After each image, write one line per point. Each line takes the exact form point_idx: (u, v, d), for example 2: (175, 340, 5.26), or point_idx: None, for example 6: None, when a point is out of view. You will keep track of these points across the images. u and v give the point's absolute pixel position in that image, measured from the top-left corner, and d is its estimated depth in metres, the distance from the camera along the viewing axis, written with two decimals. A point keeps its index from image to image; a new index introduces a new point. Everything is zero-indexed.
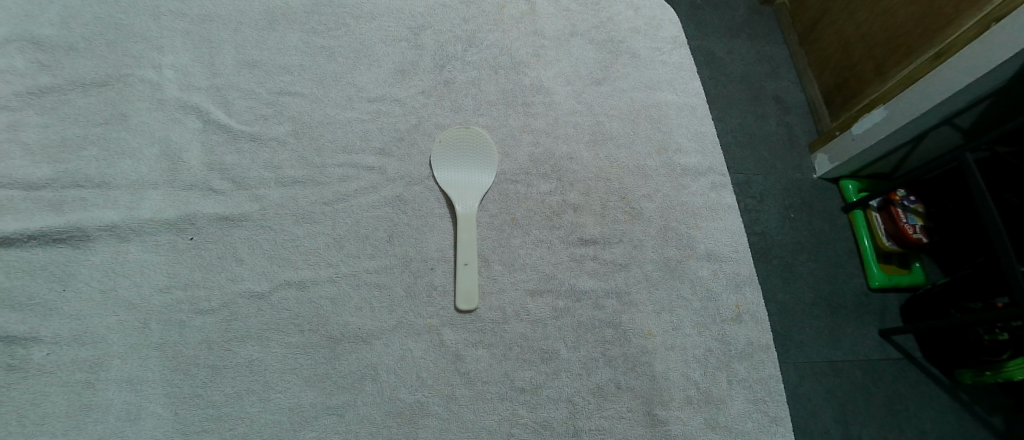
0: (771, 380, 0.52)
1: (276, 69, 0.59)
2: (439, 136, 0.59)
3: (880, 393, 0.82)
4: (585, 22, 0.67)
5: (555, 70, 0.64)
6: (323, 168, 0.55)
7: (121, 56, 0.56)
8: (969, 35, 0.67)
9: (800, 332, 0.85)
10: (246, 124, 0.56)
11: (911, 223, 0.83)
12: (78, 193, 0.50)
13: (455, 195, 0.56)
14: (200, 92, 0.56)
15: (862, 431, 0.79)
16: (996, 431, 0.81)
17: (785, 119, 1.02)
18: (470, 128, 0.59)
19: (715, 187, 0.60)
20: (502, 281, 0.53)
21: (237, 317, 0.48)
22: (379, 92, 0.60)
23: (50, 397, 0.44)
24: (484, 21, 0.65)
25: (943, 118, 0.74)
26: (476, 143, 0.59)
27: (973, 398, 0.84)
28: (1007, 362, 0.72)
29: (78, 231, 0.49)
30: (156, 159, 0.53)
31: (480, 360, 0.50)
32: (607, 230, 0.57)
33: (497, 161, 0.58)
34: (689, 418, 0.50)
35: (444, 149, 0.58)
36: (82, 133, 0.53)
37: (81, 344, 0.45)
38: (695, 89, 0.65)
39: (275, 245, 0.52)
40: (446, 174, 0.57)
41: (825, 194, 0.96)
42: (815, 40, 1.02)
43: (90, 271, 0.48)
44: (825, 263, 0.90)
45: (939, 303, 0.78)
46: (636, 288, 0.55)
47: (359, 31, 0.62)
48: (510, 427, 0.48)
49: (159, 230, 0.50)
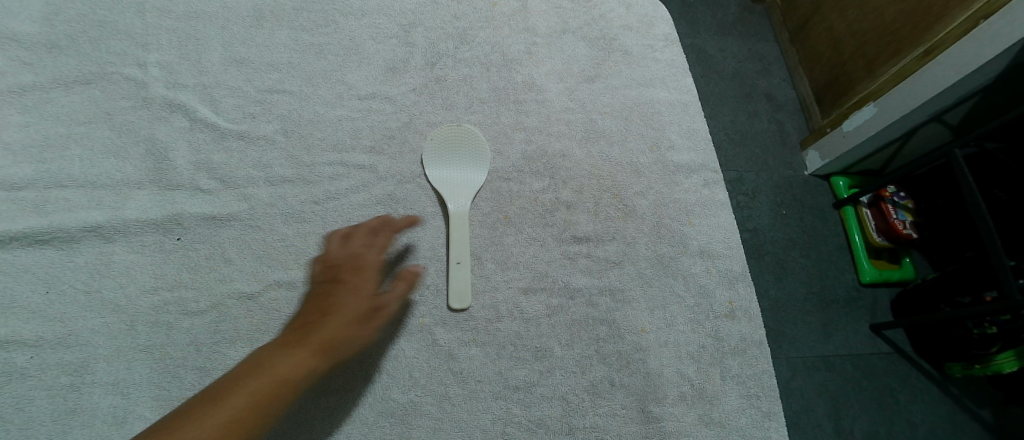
0: (764, 375, 0.53)
1: (264, 67, 0.58)
2: (431, 134, 0.58)
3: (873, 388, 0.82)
4: (577, 19, 0.66)
5: (547, 67, 0.63)
6: (313, 166, 0.55)
7: (106, 53, 0.55)
8: (959, 33, 0.67)
9: (792, 327, 0.85)
10: (234, 123, 0.55)
11: (900, 219, 0.83)
12: (62, 193, 0.49)
13: (447, 194, 0.56)
14: (187, 90, 0.56)
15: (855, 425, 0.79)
16: (987, 425, 0.82)
17: (777, 116, 1.02)
18: (462, 125, 0.59)
19: (708, 184, 0.60)
20: (495, 280, 0.53)
21: (226, 318, 0.48)
22: (369, 90, 0.59)
23: (34, 401, 0.43)
24: (476, 18, 0.64)
25: (933, 114, 0.74)
26: (468, 142, 0.58)
27: (963, 392, 0.84)
28: (996, 355, 0.72)
29: (61, 232, 0.48)
30: (141, 159, 0.52)
31: (473, 359, 0.50)
32: (600, 227, 0.57)
33: (489, 160, 0.58)
34: (684, 414, 0.50)
35: (434, 148, 0.58)
36: (65, 132, 0.52)
37: (66, 348, 0.45)
38: (687, 86, 0.65)
39: (265, 245, 0.51)
40: (438, 174, 0.57)
41: (817, 191, 0.96)
42: (805, 38, 1.02)
43: (74, 272, 0.47)
44: (817, 259, 0.91)
45: (929, 298, 0.79)
46: (629, 285, 0.54)
47: (348, 28, 0.61)
48: (504, 426, 0.47)
49: (146, 231, 0.50)
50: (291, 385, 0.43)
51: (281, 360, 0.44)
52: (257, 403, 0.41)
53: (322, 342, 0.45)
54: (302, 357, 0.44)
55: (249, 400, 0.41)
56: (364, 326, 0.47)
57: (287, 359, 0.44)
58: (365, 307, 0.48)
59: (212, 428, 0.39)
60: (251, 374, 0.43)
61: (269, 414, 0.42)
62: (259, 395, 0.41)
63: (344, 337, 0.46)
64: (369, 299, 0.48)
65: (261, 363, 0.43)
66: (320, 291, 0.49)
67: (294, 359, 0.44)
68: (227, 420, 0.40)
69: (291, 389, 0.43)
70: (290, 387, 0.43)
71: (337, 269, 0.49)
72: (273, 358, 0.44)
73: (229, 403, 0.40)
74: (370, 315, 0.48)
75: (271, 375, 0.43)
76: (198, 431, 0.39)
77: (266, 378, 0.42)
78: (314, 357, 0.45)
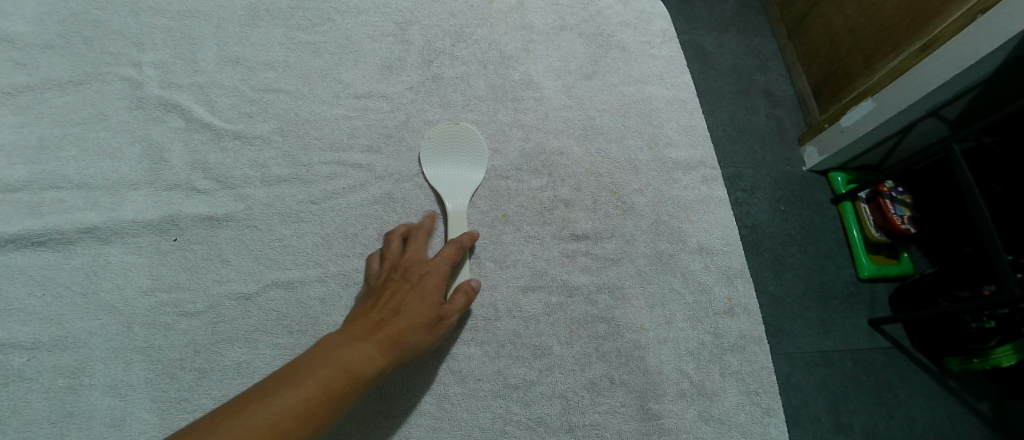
0: (762, 371, 0.53)
1: (260, 66, 0.58)
2: (427, 133, 0.58)
3: (875, 382, 0.82)
4: (574, 16, 0.66)
5: (545, 64, 0.63)
6: (310, 166, 0.54)
7: (100, 54, 0.55)
8: (958, 25, 0.67)
9: (791, 323, 0.84)
10: (230, 123, 0.55)
11: (899, 214, 0.83)
12: (58, 195, 0.49)
13: (445, 193, 0.56)
14: (182, 90, 0.55)
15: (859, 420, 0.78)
16: (985, 418, 0.81)
17: (775, 112, 1.01)
18: (459, 124, 0.59)
19: (706, 180, 0.60)
20: (493, 278, 0.53)
21: (224, 319, 0.48)
22: (365, 88, 0.59)
23: (32, 404, 0.43)
24: (472, 15, 0.64)
25: (931, 109, 0.73)
26: (466, 140, 0.58)
27: (961, 385, 0.83)
28: (994, 349, 0.72)
29: (57, 233, 0.47)
30: (137, 159, 0.52)
31: (472, 358, 0.50)
32: (599, 225, 0.57)
33: (488, 159, 0.58)
34: (683, 411, 0.50)
35: (433, 145, 0.57)
36: (60, 133, 0.51)
37: (63, 350, 0.45)
38: (685, 83, 0.65)
39: (262, 245, 0.51)
40: (436, 173, 0.56)
41: (815, 187, 0.95)
42: (802, 33, 1.01)
43: (70, 274, 0.47)
44: (816, 254, 0.90)
45: (927, 292, 0.78)
46: (628, 282, 0.54)
47: (344, 26, 0.61)
48: (504, 424, 0.47)
49: (142, 232, 0.49)
50: (358, 377, 0.39)
51: (350, 350, 0.41)
52: (327, 390, 0.37)
53: (391, 341, 0.43)
54: (371, 352, 0.41)
55: (319, 388, 0.37)
56: (429, 333, 0.45)
57: (356, 352, 0.41)
58: (433, 313, 0.46)
59: (278, 416, 0.35)
60: (319, 361, 0.39)
61: (336, 407, 0.38)
62: (329, 383, 0.38)
63: (411, 341, 0.44)
64: (437, 306, 0.46)
65: (328, 353, 0.40)
66: (386, 288, 0.47)
67: (363, 353, 0.41)
68: (292, 407, 0.36)
69: (359, 384, 0.40)
70: (358, 380, 0.39)
71: (406, 270, 0.48)
72: (341, 348, 0.41)
73: (298, 389, 0.37)
74: (436, 322, 0.46)
75: (340, 366, 0.39)
76: (265, 415, 0.35)
77: (335, 368, 0.39)
78: (383, 355, 0.42)
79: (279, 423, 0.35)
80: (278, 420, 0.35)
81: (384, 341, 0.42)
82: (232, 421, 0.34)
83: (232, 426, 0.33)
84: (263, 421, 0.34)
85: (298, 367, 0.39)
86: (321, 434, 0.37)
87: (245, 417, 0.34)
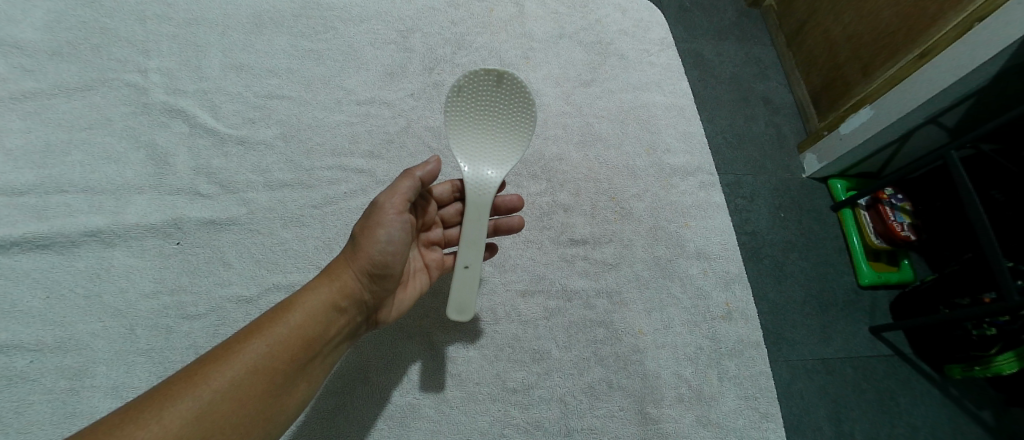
0: (760, 375, 0.53)
1: (264, 72, 0.59)
2: (461, 82, 0.48)
3: (888, 385, 0.79)
4: (574, 24, 0.67)
5: (544, 72, 0.64)
6: (312, 171, 0.55)
7: (107, 61, 0.56)
8: (957, 32, 0.66)
9: (792, 329, 0.81)
10: (234, 128, 0.56)
11: (899, 221, 0.81)
12: (63, 199, 0.50)
13: (478, 161, 0.48)
14: (188, 96, 0.56)
15: (874, 427, 0.75)
16: (988, 427, 0.77)
17: (773, 119, 0.99)
18: (500, 78, 0.48)
19: (704, 186, 0.61)
20: (492, 283, 0.53)
21: (225, 321, 0.48)
22: (367, 95, 0.59)
23: (33, 406, 0.43)
24: (473, 24, 0.65)
25: (929, 116, 0.73)
26: (509, 91, 0.48)
27: (963, 392, 0.79)
28: (995, 357, 0.69)
29: (62, 236, 0.48)
30: (142, 164, 0.53)
31: (470, 361, 0.50)
32: (597, 230, 0.57)
33: (536, 118, 0.49)
34: (682, 415, 0.50)
35: (463, 103, 0.49)
36: (66, 138, 0.52)
37: (66, 351, 0.45)
38: (683, 90, 0.66)
39: (264, 249, 0.51)
40: (465, 137, 0.49)
41: (815, 192, 0.93)
42: (801, 40, 1.00)
43: (75, 277, 0.48)
44: (817, 259, 0.87)
45: (927, 299, 0.76)
46: (626, 287, 0.55)
47: (347, 34, 0.62)
48: (501, 428, 0.48)
49: (145, 235, 0.50)
50: (307, 335, 0.39)
51: (293, 314, 0.39)
52: (273, 356, 0.37)
53: (333, 290, 0.41)
54: (314, 309, 0.40)
55: (261, 356, 0.37)
56: (365, 263, 0.42)
57: (298, 314, 0.39)
58: (375, 247, 0.42)
59: (211, 395, 0.34)
60: (256, 334, 0.38)
61: (285, 376, 0.38)
62: (271, 355, 0.37)
63: (349, 287, 0.41)
64: (381, 237, 0.42)
65: (268, 322, 0.39)
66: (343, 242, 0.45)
67: (305, 313, 0.39)
68: (237, 379, 0.36)
69: (313, 340, 0.39)
70: (305, 338, 0.39)
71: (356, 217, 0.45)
72: (284, 312, 0.39)
73: (239, 361, 0.36)
74: (379, 254, 0.42)
75: (287, 330, 0.38)
76: (209, 390, 0.35)
77: (278, 332, 0.38)
78: (326, 308, 0.40)
79: (214, 407, 0.34)
80: (211, 405, 0.34)
81: (329, 293, 0.40)
82: (157, 410, 0.33)
83: (163, 414, 0.33)
84: (200, 402, 0.34)
85: (235, 342, 0.37)
86: (279, 391, 0.37)
87: (174, 405, 0.33)
